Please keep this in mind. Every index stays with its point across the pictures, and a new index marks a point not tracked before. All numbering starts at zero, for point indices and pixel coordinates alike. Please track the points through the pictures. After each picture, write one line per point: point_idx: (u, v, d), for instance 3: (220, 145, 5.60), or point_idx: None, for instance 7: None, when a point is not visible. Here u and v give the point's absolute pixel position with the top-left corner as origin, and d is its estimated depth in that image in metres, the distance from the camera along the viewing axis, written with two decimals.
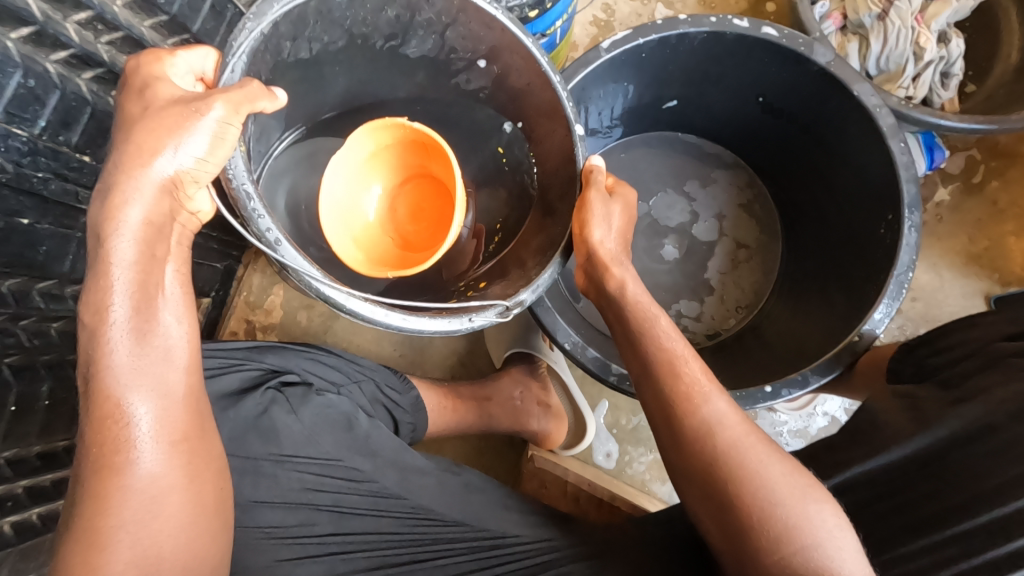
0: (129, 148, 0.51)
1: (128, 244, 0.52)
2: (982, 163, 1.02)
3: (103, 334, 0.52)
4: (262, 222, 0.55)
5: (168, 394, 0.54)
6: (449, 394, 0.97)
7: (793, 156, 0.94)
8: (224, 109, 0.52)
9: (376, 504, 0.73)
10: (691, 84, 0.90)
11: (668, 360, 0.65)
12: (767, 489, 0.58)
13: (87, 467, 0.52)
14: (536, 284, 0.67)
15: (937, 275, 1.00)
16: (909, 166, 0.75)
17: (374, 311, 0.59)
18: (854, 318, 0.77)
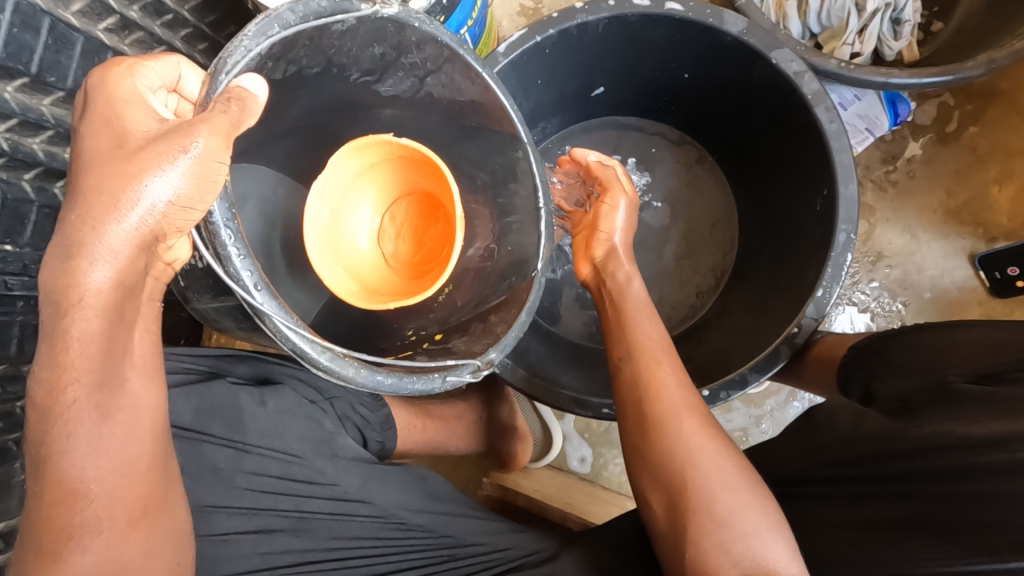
0: (93, 193, 0.42)
1: (88, 314, 0.43)
2: (957, 109, 0.96)
3: (59, 411, 0.44)
4: (239, 265, 0.46)
5: (125, 468, 0.47)
6: (421, 411, 0.86)
7: (733, 130, 0.88)
8: (211, 141, 0.43)
9: (337, 509, 0.68)
10: (614, 69, 0.85)
11: (643, 350, 0.64)
12: (711, 474, 0.56)
13: (22, 549, 0.46)
14: (502, 343, 0.60)
15: (912, 238, 0.96)
16: (839, 135, 0.69)
17: (349, 370, 0.51)
18: (797, 298, 0.73)
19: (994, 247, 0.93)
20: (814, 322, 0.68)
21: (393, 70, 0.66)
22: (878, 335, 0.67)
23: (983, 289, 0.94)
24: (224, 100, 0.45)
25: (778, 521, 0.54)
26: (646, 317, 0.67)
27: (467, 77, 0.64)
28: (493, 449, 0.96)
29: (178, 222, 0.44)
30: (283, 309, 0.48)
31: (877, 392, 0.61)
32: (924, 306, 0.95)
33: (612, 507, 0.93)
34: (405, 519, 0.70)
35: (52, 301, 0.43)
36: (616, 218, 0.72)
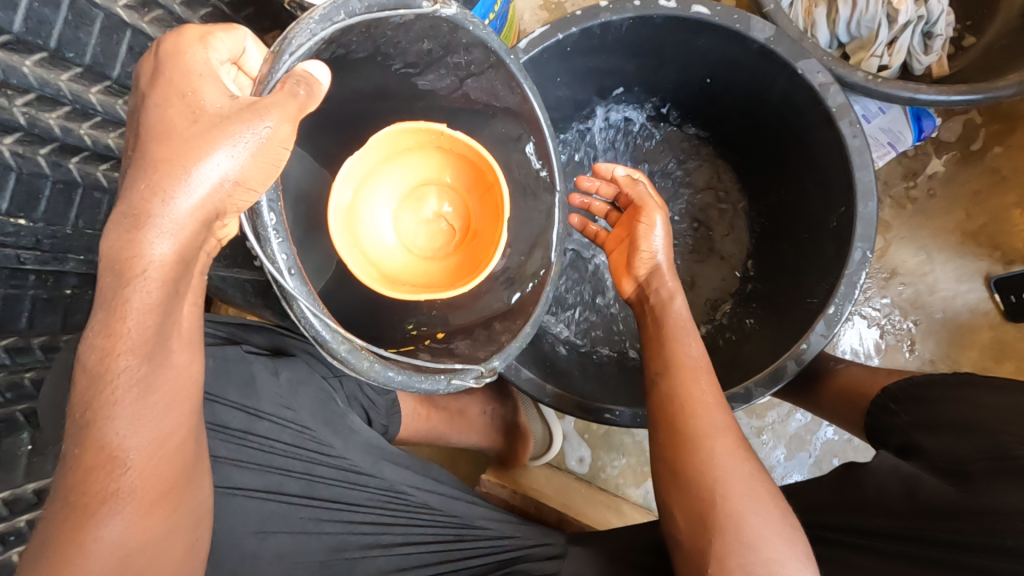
0: (159, 164, 0.41)
1: (147, 287, 0.42)
2: (983, 127, 0.94)
3: (108, 378, 0.44)
4: (275, 245, 0.45)
5: (163, 442, 0.47)
6: (427, 400, 0.86)
7: (754, 139, 0.86)
8: (280, 127, 0.42)
9: (350, 479, 0.68)
10: (635, 70, 0.84)
11: (682, 368, 0.64)
12: (744, 498, 0.55)
13: (51, 507, 0.45)
14: (507, 352, 0.62)
15: (927, 257, 0.95)
16: (862, 150, 0.68)
17: (366, 363, 0.51)
18: (807, 312, 0.73)
19: (1011, 270, 0.91)
20: (823, 340, 0.68)
21: (436, 67, 0.65)
22: (918, 377, 0.67)
23: (996, 312, 0.93)
24: (293, 83, 0.43)
25: (806, 553, 0.54)
26: (689, 336, 0.67)
27: (508, 85, 0.66)
28: (492, 447, 0.96)
29: (238, 202, 0.43)
30: (310, 296, 0.48)
31: (920, 441, 0.61)
32: (934, 327, 0.94)
33: (607, 511, 0.94)
34: (413, 496, 0.70)
35: (111, 267, 0.42)
36: (654, 237, 0.70)
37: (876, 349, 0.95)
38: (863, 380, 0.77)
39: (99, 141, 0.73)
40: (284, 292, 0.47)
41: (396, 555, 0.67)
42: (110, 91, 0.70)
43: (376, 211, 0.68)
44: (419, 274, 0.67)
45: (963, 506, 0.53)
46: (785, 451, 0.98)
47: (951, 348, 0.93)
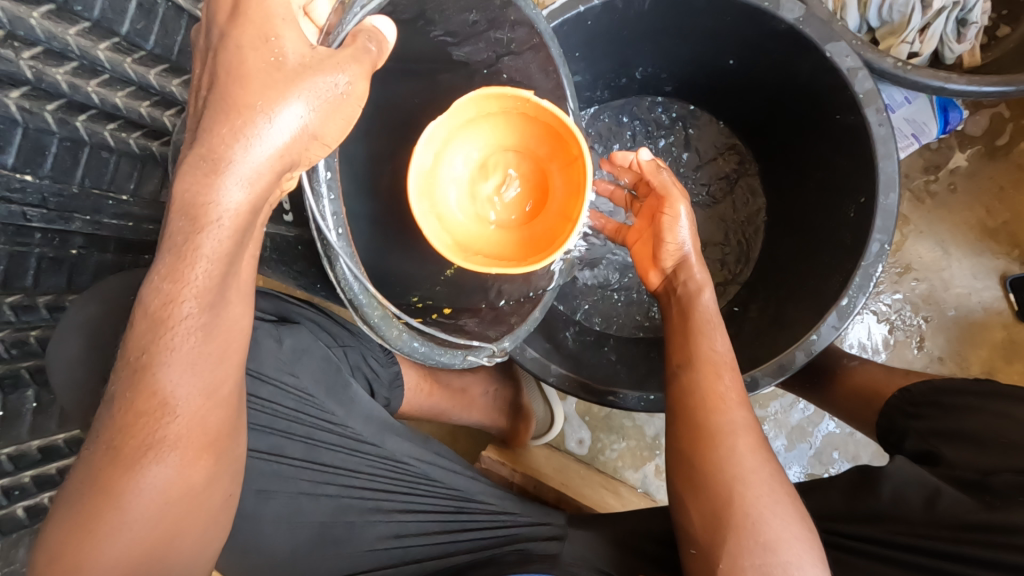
0: (237, 109, 0.40)
1: (217, 234, 0.42)
2: (1010, 122, 0.91)
3: (167, 325, 0.44)
4: (326, 207, 0.47)
5: (212, 394, 0.47)
6: (431, 375, 0.86)
7: (776, 126, 0.84)
8: (360, 84, 0.43)
9: (350, 447, 0.68)
10: (657, 48, 0.81)
11: (704, 362, 0.63)
12: (763, 497, 0.55)
13: (95, 448, 0.46)
14: (517, 334, 0.64)
15: (944, 253, 0.93)
16: (887, 140, 0.66)
17: (393, 329, 0.53)
18: (818, 302, 0.72)
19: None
20: (833, 331, 0.67)
21: (474, 39, 0.64)
22: (938, 385, 0.67)
23: (1010, 312, 0.91)
24: (365, 38, 0.45)
25: (820, 557, 0.54)
26: (715, 331, 0.66)
27: (544, 69, 0.66)
28: (494, 426, 0.96)
29: (312, 153, 0.44)
30: (351, 256, 0.49)
31: (943, 452, 0.62)
32: (946, 324, 0.93)
33: (607, 493, 0.93)
34: (413, 467, 0.70)
35: (182, 210, 0.42)
36: (679, 230, 0.69)
37: (884, 344, 0.94)
38: (878, 379, 0.78)
39: (107, 100, 0.71)
40: (328, 253, 0.49)
41: (392, 521, 0.69)
42: (117, 48, 0.69)
43: (459, 176, 0.69)
44: (492, 244, 0.68)
45: (987, 522, 0.54)
46: (785, 441, 0.98)
47: (961, 346, 0.92)
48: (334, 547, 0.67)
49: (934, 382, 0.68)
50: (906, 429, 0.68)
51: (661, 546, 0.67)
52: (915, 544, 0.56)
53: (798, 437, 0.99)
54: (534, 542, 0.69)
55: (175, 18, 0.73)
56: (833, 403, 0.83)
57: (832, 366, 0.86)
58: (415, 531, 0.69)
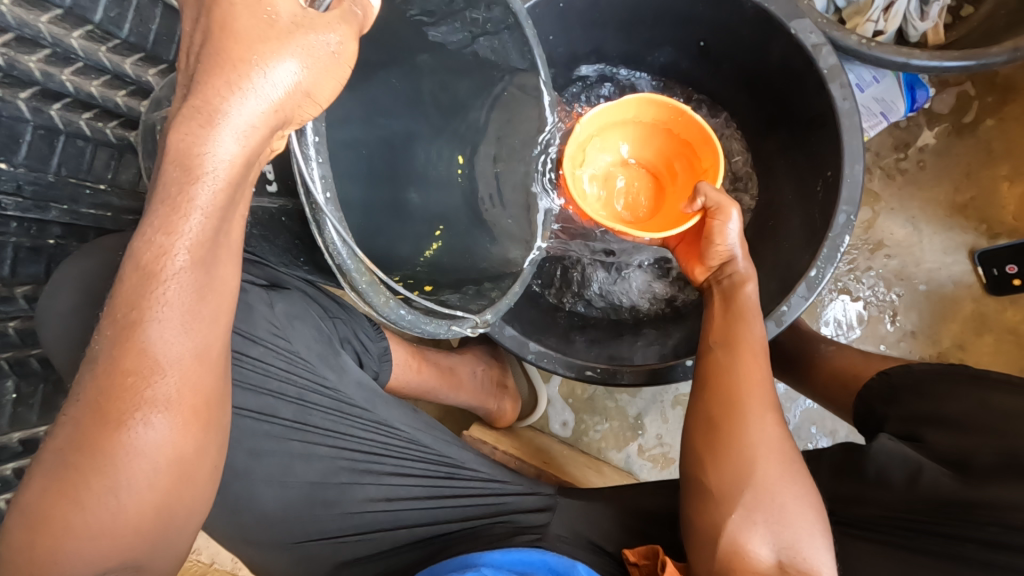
0: (230, 63, 0.42)
1: (210, 186, 0.44)
2: (977, 99, 0.94)
3: (158, 277, 0.46)
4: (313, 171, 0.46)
5: (202, 353, 0.49)
6: (418, 353, 0.87)
7: (748, 108, 0.85)
8: (349, 44, 0.44)
9: (342, 412, 0.68)
10: (629, 31, 0.83)
11: (743, 344, 0.63)
12: (778, 464, 0.56)
13: (79, 411, 0.47)
14: (497, 307, 0.67)
15: (915, 230, 0.95)
16: (851, 114, 0.68)
17: (384, 302, 0.53)
18: (787, 276, 0.73)
19: (995, 244, 0.92)
20: (803, 302, 0.69)
21: (450, 19, 0.65)
22: (919, 369, 0.67)
23: (978, 285, 0.94)
24: (352, 3, 0.45)
25: (823, 526, 0.56)
26: (756, 321, 0.65)
27: (521, 52, 0.68)
28: (481, 409, 0.96)
29: (304, 112, 0.45)
30: (340, 220, 0.49)
31: (924, 436, 0.61)
32: (918, 299, 0.95)
33: (589, 472, 0.95)
34: (403, 433, 0.71)
35: (176, 161, 0.44)
36: (720, 235, 0.68)
37: (859, 320, 0.96)
38: (856, 362, 0.78)
39: (82, 89, 0.70)
40: (316, 217, 0.48)
41: (382, 485, 0.69)
42: (91, 36, 0.68)
43: None
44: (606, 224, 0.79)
45: (967, 497, 0.53)
46: None
47: (932, 320, 0.95)
48: (324, 508, 0.67)
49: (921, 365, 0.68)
50: (884, 416, 0.67)
51: (647, 516, 0.68)
52: (906, 522, 0.56)
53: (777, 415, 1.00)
54: (520, 512, 0.70)
55: (149, 6, 0.73)
56: (811, 386, 0.83)
57: (807, 351, 0.86)
58: (405, 497, 0.69)
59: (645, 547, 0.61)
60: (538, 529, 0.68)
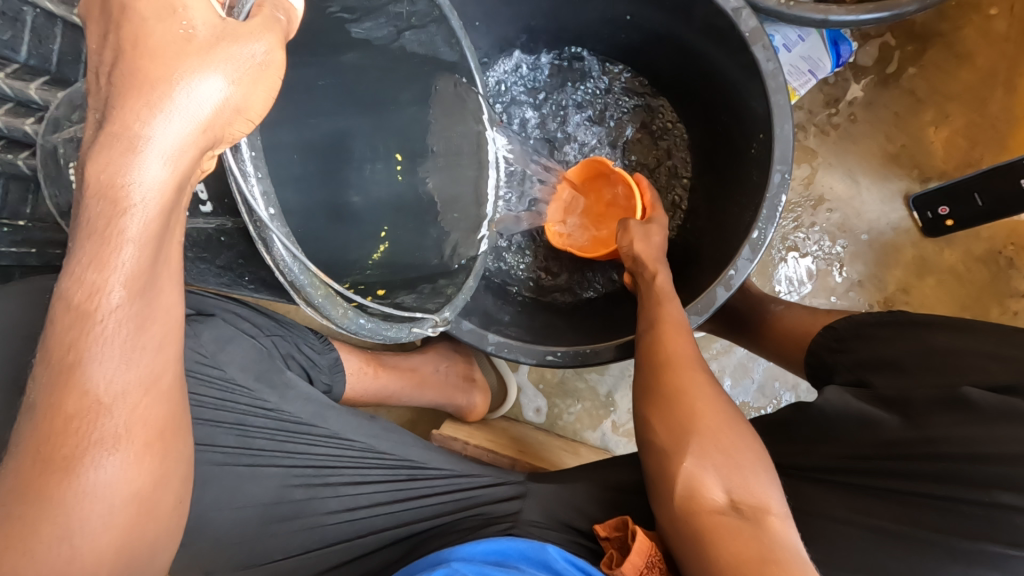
0: (147, 82, 0.38)
1: (139, 218, 0.41)
2: (898, 49, 0.97)
3: (93, 316, 0.42)
4: (250, 183, 0.44)
5: (150, 388, 0.45)
6: (373, 359, 0.88)
7: (681, 78, 0.85)
8: (277, 53, 0.41)
9: (286, 432, 0.67)
10: (556, 9, 0.82)
11: (669, 323, 0.66)
12: (708, 407, 0.58)
13: (17, 462, 0.42)
14: (454, 303, 0.67)
15: (852, 182, 0.98)
16: (775, 75, 0.68)
17: (340, 311, 0.51)
18: (733, 243, 0.74)
19: (927, 188, 0.96)
20: (749, 265, 0.70)
21: (374, 15, 0.62)
22: (858, 319, 0.69)
23: (916, 229, 0.98)
24: (272, 7, 0.42)
25: (767, 465, 0.55)
26: (672, 300, 0.70)
27: (449, 43, 0.67)
28: (449, 404, 0.96)
29: (236, 129, 0.43)
30: (287, 236, 0.47)
31: (870, 381, 0.63)
32: (861, 248, 0.99)
33: (564, 454, 0.96)
34: (356, 442, 0.70)
35: (98, 193, 0.40)
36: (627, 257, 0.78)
37: (809, 275, 0.99)
38: (805, 321, 0.79)
39: None
40: (261, 235, 0.46)
41: (341, 497, 0.68)
42: None
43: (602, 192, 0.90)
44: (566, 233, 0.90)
45: (911, 438, 0.55)
46: (729, 379, 1.03)
47: (876, 268, 0.98)
48: (284, 525, 0.65)
49: (862, 314, 0.70)
50: (833, 364, 0.69)
51: (620, 490, 0.69)
52: (857, 465, 0.57)
53: (742, 376, 1.03)
54: (491, 504, 0.70)
55: (47, 24, 0.68)
56: (765, 347, 0.85)
57: (760, 313, 0.88)
58: (367, 504, 0.68)
59: (616, 519, 0.61)
60: (510, 516, 0.68)
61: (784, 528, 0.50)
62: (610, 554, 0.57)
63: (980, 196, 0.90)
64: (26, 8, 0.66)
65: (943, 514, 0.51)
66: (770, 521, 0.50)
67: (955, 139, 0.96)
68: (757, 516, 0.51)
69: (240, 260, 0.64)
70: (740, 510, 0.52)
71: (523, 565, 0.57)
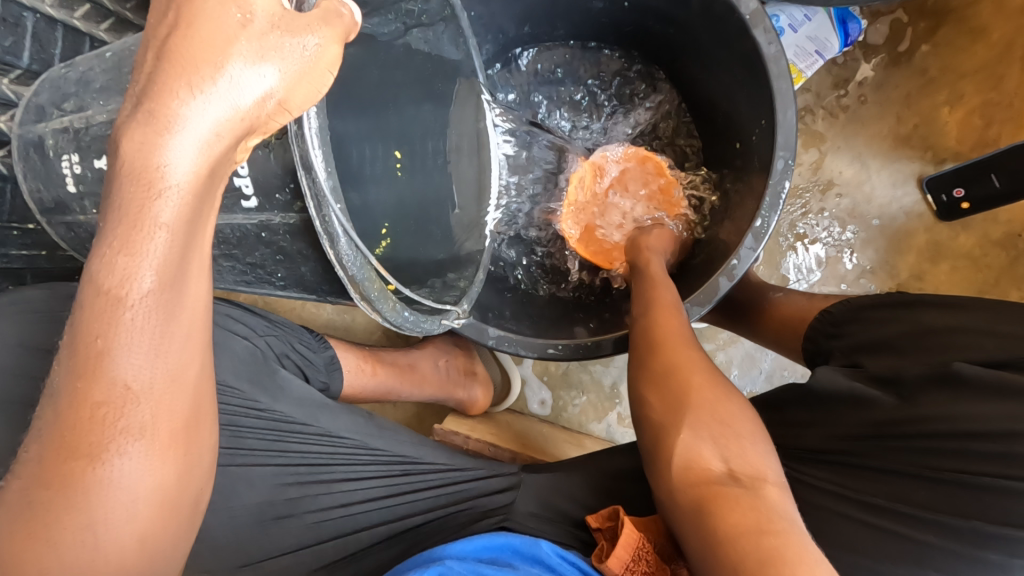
0: (193, 64, 0.38)
1: (173, 200, 0.39)
2: (910, 27, 0.93)
3: (123, 302, 0.40)
4: (322, 181, 0.47)
5: (177, 379, 0.42)
6: (371, 356, 0.89)
7: (681, 63, 0.83)
8: (331, 47, 0.41)
9: (279, 432, 0.68)
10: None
11: (663, 306, 0.66)
12: (698, 375, 0.57)
13: (42, 451, 0.41)
14: (469, 293, 0.74)
15: (862, 165, 0.95)
16: (778, 58, 0.65)
17: (387, 304, 0.56)
18: (735, 233, 0.73)
19: (941, 170, 0.92)
20: (751, 254, 0.68)
21: (384, 11, 0.59)
22: (855, 301, 0.68)
23: (930, 214, 0.95)
24: (336, 2, 0.42)
25: (764, 439, 0.55)
26: (664, 286, 0.70)
27: (455, 42, 0.69)
28: (450, 399, 0.96)
29: (274, 120, 0.42)
30: (349, 236, 0.51)
31: (863, 362, 0.62)
32: (873, 235, 0.96)
33: (568, 446, 0.96)
34: (348, 439, 0.71)
35: (133, 172, 0.39)
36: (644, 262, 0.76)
37: (818, 263, 0.97)
38: (803, 307, 0.77)
39: None
40: (326, 229, 0.49)
41: (334, 493, 0.69)
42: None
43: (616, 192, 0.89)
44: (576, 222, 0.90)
45: (900, 415, 0.54)
46: (736, 370, 1.02)
47: (888, 255, 0.96)
48: (278, 525, 0.66)
49: (858, 300, 0.68)
50: (828, 349, 0.68)
51: (618, 483, 0.68)
52: (849, 446, 0.57)
53: (752, 366, 1.02)
54: (484, 496, 0.71)
55: (48, 30, 0.69)
56: (763, 335, 0.83)
57: (761, 299, 0.86)
58: (361, 498, 0.69)
59: (608, 510, 0.61)
60: (502, 509, 0.70)
61: (782, 497, 0.50)
62: (600, 546, 0.58)
63: (996, 177, 0.87)
64: (26, 12, 0.67)
65: (932, 491, 0.51)
66: (768, 489, 0.50)
67: (971, 119, 0.92)
68: (756, 485, 0.50)
69: (282, 257, 0.56)
70: (737, 479, 0.51)
71: (517, 561, 0.57)
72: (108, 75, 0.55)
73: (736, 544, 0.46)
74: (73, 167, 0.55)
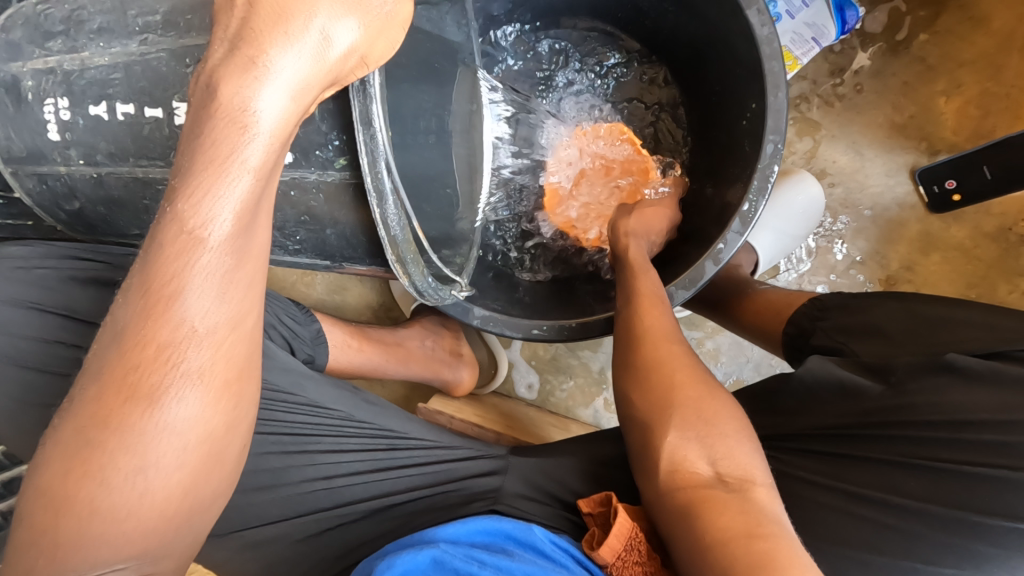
0: (289, 16, 0.43)
1: (256, 147, 0.43)
2: (909, 15, 0.92)
3: (197, 244, 0.43)
4: (378, 143, 0.56)
5: (238, 326, 0.45)
6: (359, 332, 0.89)
7: (676, 47, 0.83)
8: (404, 6, 0.48)
9: (265, 400, 0.69)
10: None
11: (642, 296, 0.65)
12: (681, 372, 0.58)
13: (103, 389, 0.43)
14: (468, 267, 0.76)
15: (857, 155, 0.95)
16: (772, 39, 0.64)
17: (417, 266, 0.63)
18: (721, 219, 0.73)
19: (934, 161, 0.92)
20: (738, 238, 0.68)
21: None
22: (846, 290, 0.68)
23: (923, 205, 0.94)
24: None
25: (750, 436, 0.55)
26: (644, 272, 0.69)
27: (457, 22, 0.70)
28: (436, 378, 0.97)
29: (354, 73, 0.48)
30: (396, 199, 0.60)
31: (851, 350, 0.62)
32: (864, 225, 0.96)
33: (552, 429, 0.96)
34: (334, 410, 0.72)
35: (224, 117, 0.43)
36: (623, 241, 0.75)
37: (808, 252, 0.97)
38: (792, 295, 0.77)
39: None
40: (377, 189, 0.58)
41: (319, 464, 0.69)
42: None
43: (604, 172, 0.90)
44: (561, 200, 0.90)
45: (891, 404, 0.54)
46: (723, 358, 1.02)
47: (880, 245, 0.96)
48: (262, 492, 0.68)
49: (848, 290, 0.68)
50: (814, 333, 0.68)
51: (605, 465, 0.68)
52: (839, 434, 0.57)
53: (739, 354, 1.02)
54: (472, 478, 0.71)
55: None
56: (739, 322, 0.83)
57: (749, 286, 0.86)
58: (347, 472, 0.70)
59: (599, 495, 0.61)
60: (490, 492, 0.70)
61: (770, 499, 0.50)
62: (592, 532, 0.57)
63: (989, 169, 0.88)
64: None
65: (924, 481, 0.50)
66: (757, 492, 0.50)
67: (968, 110, 0.92)
68: (744, 488, 0.51)
69: (307, 218, 0.61)
70: (726, 483, 0.51)
71: (511, 546, 0.57)
72: (107, 16, 0.55)
73: (726, 548, 0.46)
74: (61, 112, 0.56)
